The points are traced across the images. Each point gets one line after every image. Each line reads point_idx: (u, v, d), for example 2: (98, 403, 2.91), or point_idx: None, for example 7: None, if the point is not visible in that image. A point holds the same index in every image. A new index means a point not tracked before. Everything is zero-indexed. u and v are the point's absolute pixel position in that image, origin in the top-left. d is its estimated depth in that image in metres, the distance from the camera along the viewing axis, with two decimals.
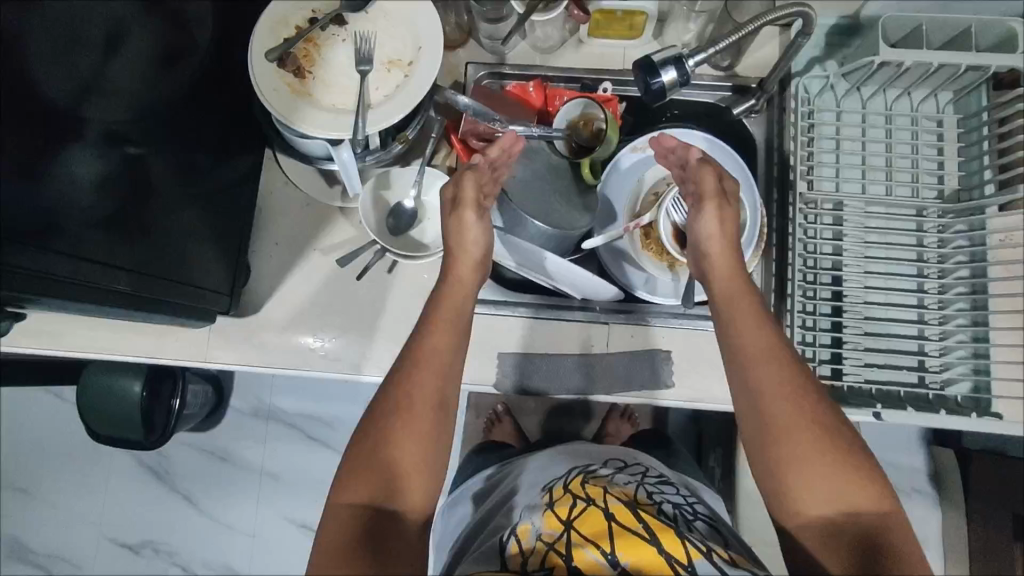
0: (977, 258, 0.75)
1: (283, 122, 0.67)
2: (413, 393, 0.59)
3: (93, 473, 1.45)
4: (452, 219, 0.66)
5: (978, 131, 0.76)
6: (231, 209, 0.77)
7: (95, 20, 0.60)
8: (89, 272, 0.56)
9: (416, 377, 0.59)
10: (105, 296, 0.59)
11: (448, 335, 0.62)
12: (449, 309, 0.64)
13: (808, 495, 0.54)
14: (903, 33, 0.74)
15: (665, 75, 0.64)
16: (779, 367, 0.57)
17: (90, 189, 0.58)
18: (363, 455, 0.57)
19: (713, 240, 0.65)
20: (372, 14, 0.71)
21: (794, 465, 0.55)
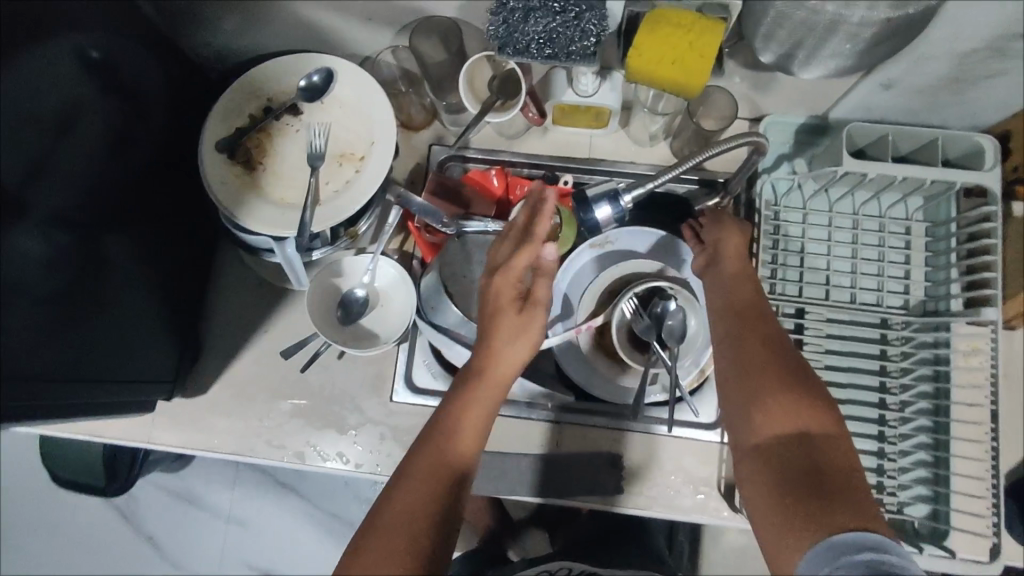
0: (941, 377, 0.72)
1: (229, 215, 0.66)
2: (434, 464, 0.55)
3: (42, 523, 1.35)
4: (513, 320, 0.60)
5: (945, 240, 0.74)
6: (180, 289, 0.76)
7: (51, 99, 0.58)
8: (12, 388, 0.54)
9: (461, 421, 0.57)
10: (27, 409, 0.57)
11: (478, 419, 0.58)
12: (480, 397, 0.59)
13: (765, 424, 0.54)
14: (869, 140, 0.72)
15: (598, 208, 0.64)
16: (757, 320, 0.60)
17: (40, 290, 0.56)
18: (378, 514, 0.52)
19: (722, 246, 0.67)
20: (327, 104, 0.70)
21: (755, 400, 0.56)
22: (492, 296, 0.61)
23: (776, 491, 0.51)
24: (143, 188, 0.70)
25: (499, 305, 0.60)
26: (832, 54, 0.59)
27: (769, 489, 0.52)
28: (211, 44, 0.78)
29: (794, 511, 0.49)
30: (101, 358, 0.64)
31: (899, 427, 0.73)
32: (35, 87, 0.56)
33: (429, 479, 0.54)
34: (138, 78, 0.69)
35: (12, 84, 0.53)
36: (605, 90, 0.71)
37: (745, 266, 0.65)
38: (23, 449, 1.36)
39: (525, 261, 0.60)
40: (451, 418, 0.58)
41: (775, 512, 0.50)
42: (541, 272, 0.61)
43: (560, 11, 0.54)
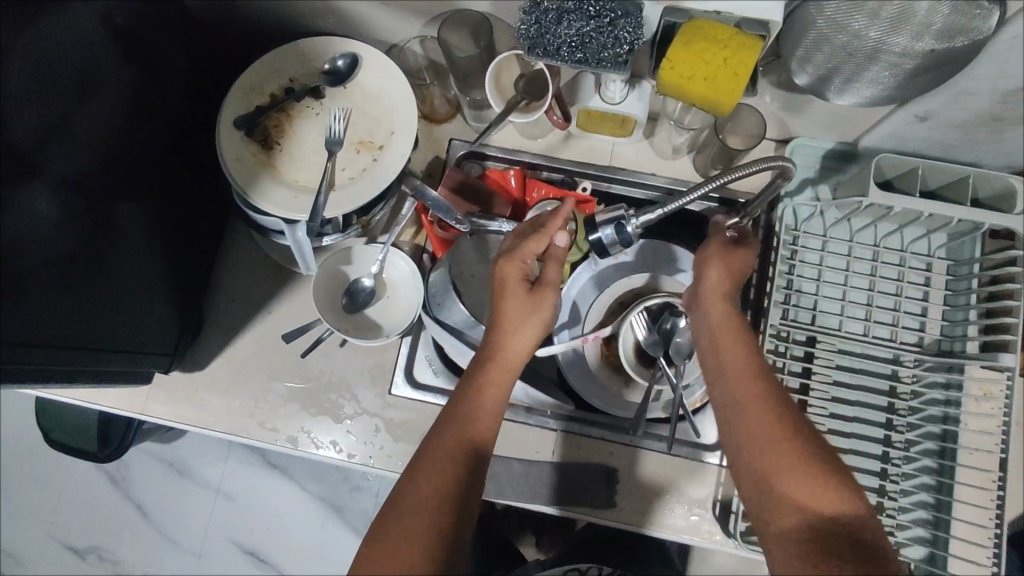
0: (950, 419, 0.71)
1: (241, 193, 0.65)
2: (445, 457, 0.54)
3: (32, 481, 1.36)
4: (522, 300, 0.59)
5: (966, 280, 0.73)
6: (186, 262, 0.75)
7: (72, 64, 0.58)
8: (13, 353, 0.54)
9: (475, 407, 0.56)
10: (32, 373, 0.57)
11: (489, 407, 0.57)
12: (490, 385, 0.57)
13: (789, 497, 0.49)
14: (898, 172, 0.70)
15: (602, 233, 0.57)
16: (751, 369, 0.54)
17: (49, 248, 0.56)
18: (393, 510, 0.52)
19: (722, 270, 0.58)
20: (350, 90, 0.69)
21: (756, 453, 0.51)
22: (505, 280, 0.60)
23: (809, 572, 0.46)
24: (158, 161, 0.70)
25: (512, 292, 0.59)
26: (869, 82, 0.58)
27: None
28: (238, 21, 0.77)
29: None
30: (106, 324, 0.64)
31: (902, 466, 0.71)
32: (47, 54, 0.55)
33: (441, 467, 0.53)
34: (161, 49, 0.68)
35: (22, 47, 0.53)
36: (631, 99, 0.69)
37: (725, 297, 0.58)
38: (22, 405, 1.37)
39: (535, 247, 0.60)
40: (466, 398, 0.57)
41: None
42: (552, 256, 0.60)
43: (595, 16, 0.53)
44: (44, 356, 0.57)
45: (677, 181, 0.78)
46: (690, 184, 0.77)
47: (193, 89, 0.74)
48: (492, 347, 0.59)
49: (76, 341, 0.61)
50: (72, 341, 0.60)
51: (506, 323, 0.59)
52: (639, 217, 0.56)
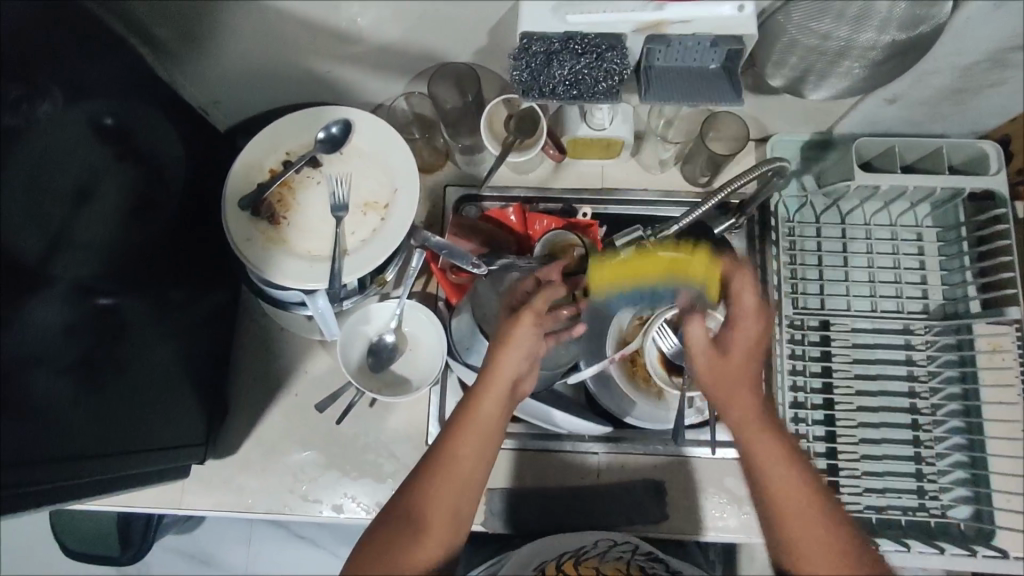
0: (968, 377, 0.74)
1: (258, 271, 0.66)
2: (432, 507, 0.53)
3: None
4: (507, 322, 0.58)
5: (957, 244, 0.76)
6: (203, 347, 0.75)
7: (70, 173, 0.55)
8: (42, 472, 0.52)
9: (453, 452, 0.54)
10: (59, 487, 0.55)
11: (471, 452, 0.54)
12: (472, 429, 0.54)
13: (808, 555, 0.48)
14: (876, 152, 0.74)
15: None
16: (762, 432, 0.51)
17: (59, 360, 0.54)
18: (372, 544, 0.52)
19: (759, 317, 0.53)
20: (347, 155, 0.70)
21: (806, 554, 0.48)
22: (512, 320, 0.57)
23: None
24: (162, 249, 0.69)
25: (516, 331, 0.56)
26: (842, 76, 0.61)
27: None
28: (222, 103, 0.79)
29: None
30: (129, 425, 0.63)
31: (933, 431, 0.73)
32: (64, 154, 0.55)
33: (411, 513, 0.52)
34: (158, 143, 0.68)
35: (35, 162, 0.51)
36: (617, 122, 0.72)
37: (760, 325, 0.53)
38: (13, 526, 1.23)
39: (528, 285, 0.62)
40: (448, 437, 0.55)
41: None
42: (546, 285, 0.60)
43: (583, 53, 0.56)
44: (67, 474, 0.55)
45: (671, 192, 0.80)
46: (683, 192, 0.80)
47: (190, 175, 0.74)
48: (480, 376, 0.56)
49: (96, 448, 0.59)
50: (91, 449, 0.58)
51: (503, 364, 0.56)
52: None
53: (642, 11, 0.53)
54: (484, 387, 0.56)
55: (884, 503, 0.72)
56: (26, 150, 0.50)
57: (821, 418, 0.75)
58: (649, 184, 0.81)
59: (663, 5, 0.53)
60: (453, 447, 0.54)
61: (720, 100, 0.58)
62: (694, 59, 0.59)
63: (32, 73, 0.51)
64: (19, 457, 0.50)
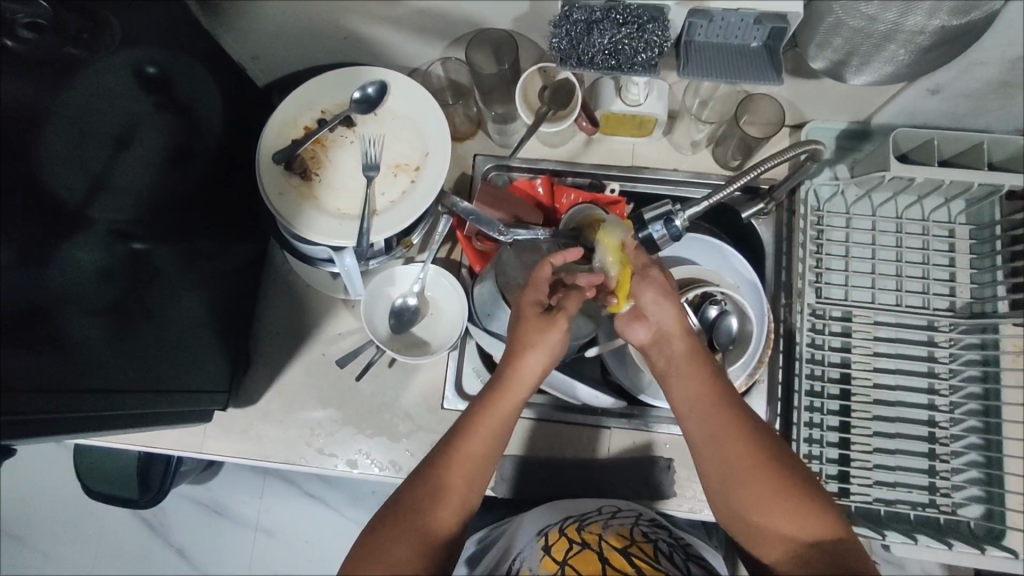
0: (990, 378, 0.73)
1: (287, 225, 0.67)
2: (450, 478, 0.58)
3: (63, 537, 1.28)
4: (533, 324, 0.59)
5: (990, 242, 0.75)
6: (230, 298, 0.77)
7: (111, 116, 0.57)
8: (73, 404, 0.54)
9: (469, 437, 0.59)
10: (89, 423, 0.57)
11: (485, 445, 0.59)
12: (491, 416, 0.59)
13: (727, 460, 0.56)
14: (915, 144, 0.73)
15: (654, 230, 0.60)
16: (681, 358, 0.60)
17: (92, 301, 0.55)
18: (392, 512, 0.56)
19: (649, 276, 0.61)
20: (380, 116, 0.71)
21: (734, 475, 0.56)
22: (525, 321, 0.60)
23: (782, 508, 0.54)
24: (195, 200, 0.71)
25: (544, 334, 0.59)
26: (886, 62, 0.59)
27: (781, 516, 0.53)
28: (260, 59, 0.79)
29: (800, 529, 0.53)
30: (157, 367, 0.65)
31: (950, 429, 0.73)
32: (104, 96, 0.56)
33: (431, 485, 0.57)
34: (196, 94, 0.69)
35: (73, 101, 0.52)
36: (653, 99, 0.71)
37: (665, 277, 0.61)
38: (41, 462, 1.28)
39: (539, 290, 0.60)
40: (468, 422, 0.59)
41: (793, 536, 0.53)
42: (541, 283, 0.60)
43: (623, 24, 0.55)
44: (97, 409, 0.57)
45: (701, 174, 0.80)
46: (712, 175, 0.80)
47: (226, 129, 0.75)
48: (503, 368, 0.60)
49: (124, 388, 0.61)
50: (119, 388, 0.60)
51: (521, 370, 0.59)
52: (687, 210, 0.59)
53: None
54: (499, 391, 0.60)
55: (893, 497, 0.72)
56: (67, 90, 0.51)
57: (836, 409, 0.75)
58: (680, 164, 0.80)
59: None
60: (471, 434, 0.58)
61: (757, 80, 0.58)
62: (735, 35, 0.59)
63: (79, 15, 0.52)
64: (53, 385, 0.52)
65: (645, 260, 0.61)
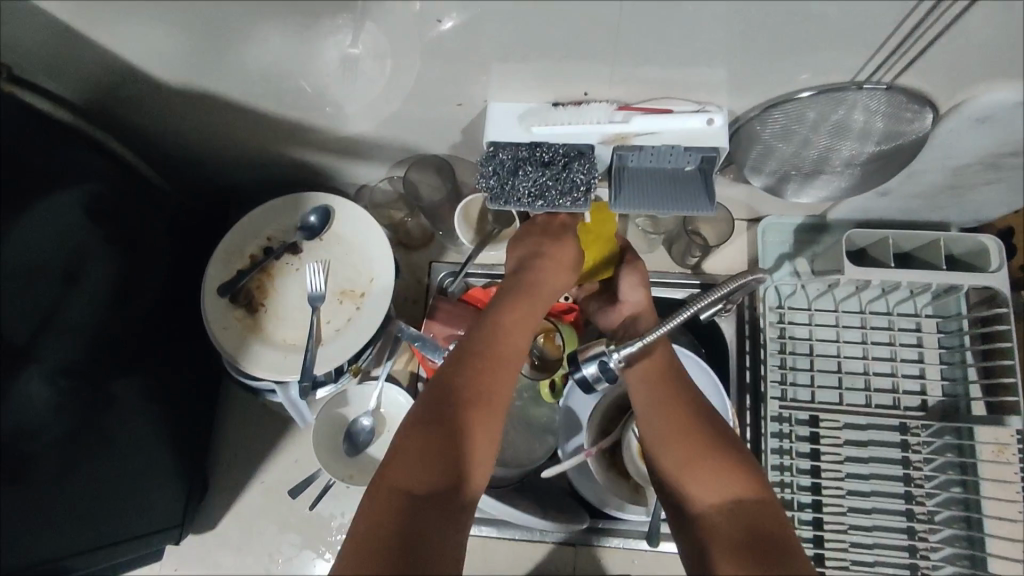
0: (969, 485, 0.70)
1: (233, 361, 0.66)
2: (487, 387, 0.54)
3: None
4: (571, 248, 0.62)
5: (958, 337, 0.73)
6: (186, 423, 0.75)
7: (58, 256, 0.56)
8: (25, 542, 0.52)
9: (502, 340, 0.57)
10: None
11: (515, 348, 0.58)
12: (517, 323, 0.59)
13: (667, 427, 0.55)
14: (870, 241, 0.72)
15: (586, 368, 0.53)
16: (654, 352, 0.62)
17: (51, 429, 0.54)
18: (427, 412, 0.52)
19: (635, 266, 0.69)
20: (325, 240, 0.71)
21: (671, 436, 0.55)
22: (562, 242, 0.63)
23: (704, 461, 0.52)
24: (150, 330, 0.70)
25: (574, 253, 0.63)
26: (824, 178, 0.59)
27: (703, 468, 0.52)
28: (211, 181, 0.80)
29: (716, 486, 0.50)
30: (108, 503, 0.63)
31: (929, 539, 0.70)
32: (49, 238, 0.55)
33: (466, 378, 0.54)
34: (143, 228, 0.69)
35: (21, 259, 0.52)
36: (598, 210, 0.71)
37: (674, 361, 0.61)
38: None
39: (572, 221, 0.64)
40: (495, 327, 0.58)
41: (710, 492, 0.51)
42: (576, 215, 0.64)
43: (548, 162, 0.55)
44: (47, 542, 0.55)
45: (658, 273, 0.79)
46: (668, 274, 0.79)
47: (178, 254, 0.75)
48: (532, 276, 0.61)
49: (75, 526, 0.59)
50: (70, 527, 0.58)
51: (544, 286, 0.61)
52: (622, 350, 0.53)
53: (607, 122, 0.53)
54: (517, 314, 0.59)
55: None
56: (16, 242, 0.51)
57: (809, 520, 0.71)
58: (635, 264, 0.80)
59: (629, 116, 0.53)
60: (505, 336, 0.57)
61: (689, 209, 0.57)
62: (668, 161, 0.58)
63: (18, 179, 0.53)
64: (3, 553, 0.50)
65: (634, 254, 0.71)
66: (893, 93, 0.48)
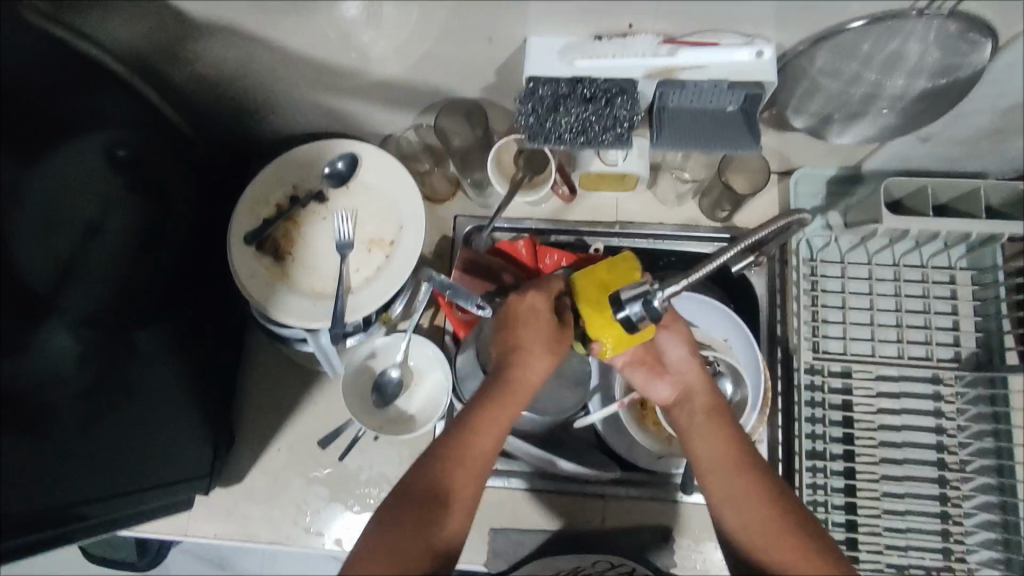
0: (1001, 434, 0.71)
1: (261, 309, 0.65)
2: (450, 490, 0.52)
3: None
4: (548, 327, 0.58)
5: (993, 289, 0.73)
6: (211, 376, 0.75)
7: (86, 205, 0.56)
8: (45, 495, 0.52)
9: (477, 435, 0.54)
10: (62, 531, 0.55)
11: (487, 455, 0.54)
12: (493, 423, 0.55)
13: (743, 512, 0.53)
14: (907, 191, 0.70)
15: (631, 309, 0.53)
16: (712, 418, 0.59)
17: (75, 382, 0.54)
18: (389, 525, 0.49)
19: (676, 326, 0.63)
20: (352, 189, 0.69)
21: (751, 522, 0.53)
22: (536, 321, 0.58)
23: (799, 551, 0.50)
24: (175, 280, 0.69)
25: (548, 330, 0.58)
26: (871, 118, 0.58)
27: (794, 557, 0.50)
28: (233, 132, 0.79)
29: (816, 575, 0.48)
30: (136, 454, 0.62)
31: (961, 488, 0.70)
32: (76, 185, 0.55)
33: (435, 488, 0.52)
34: (166, 175, 0.68)
35: (42, 199, 0.51)
36: (632, 158, 0.69)
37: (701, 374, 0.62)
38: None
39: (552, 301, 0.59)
40: (463, 429, 0.54)
41: None
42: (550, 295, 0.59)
43: (591, 99, 0.54)
44: (75, 500, 0.55)
45: (689, 226, 0.77)
46: (699, 227, 0.77)
47: (201, 204, 0.73)
48: (509, 371, 0.57)
49: (100, 482, 0.58)
50: (94, 483, 0.57)
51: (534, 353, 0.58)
52: (666, 289, 0.52)
53: (653, 55, 0.51)
54: (495, 412, 0.55)
55: (905, 563, 0.69)
56: (37, 180, 0.50)
57: (840, 470, 0.72)
58: (666, 215, 0.78)
59: (676, 49, 0.51)
60: (483, 432, 0.54)
61: (734, 149, 0.55)
62: (710, 100, 0.57)
63: (37, 112, 0.52)
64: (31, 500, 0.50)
65: (675, 312, 0.64)
66: (951, 20, 0.47)
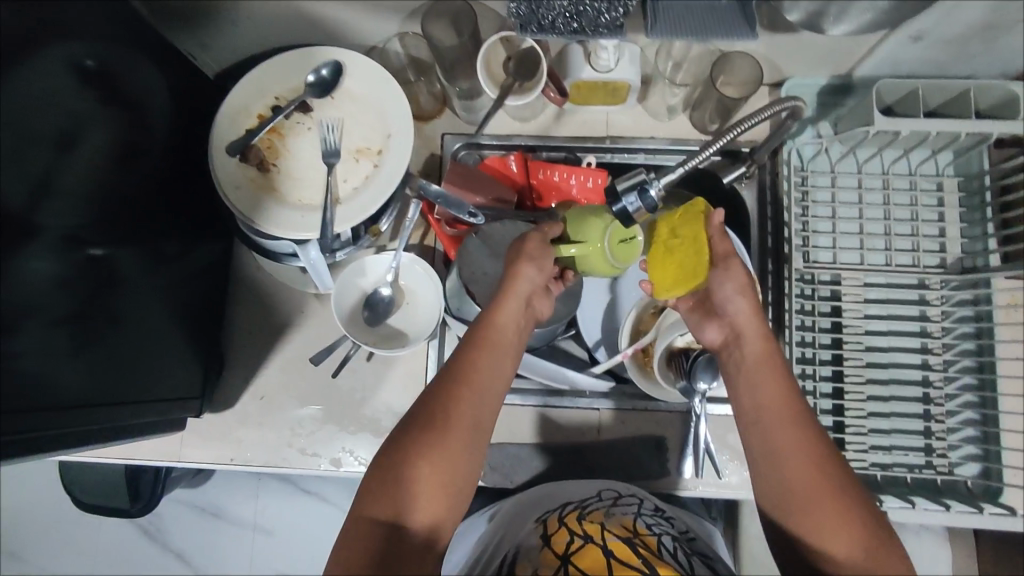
0: (983, 334, 0.72)
1: (247, 221, 0.63)
2: (452, 414, 0.51)
3: (58, 543, 1.20)
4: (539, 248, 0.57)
5: (979, 195, 0.73)
6: (198, 298, 0.73)
7: (48, 116, 0.51)
8: (44, 421, 0.50)
9: (471, 362, 0.53)
10: (79, 436, 0.55)
11: (486, 380, 0.53)
12: (487, 351, 0.54)
13: (782, 463, 0.49)
14: (898, 95, 0.70)
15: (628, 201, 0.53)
16: (764, 363, 0.53)
17: (53, 310, 0.52)
18: (392, 462, 0.48)
19: (730, 270, 0.54)
20: (337, 99, 0.67)
21: (777, 473, 0.49)
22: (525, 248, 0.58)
23: (828, 501, 0.47)
24: (155, 200, 0.66)
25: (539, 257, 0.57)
26: (865, 9, 0.57)
27: (823, 511, 0.47)
28: (210, 47, 0.75)
29: (844, 534, 0.46)
30: (128, 373, 0.61)
31: (944, 388, 0.72)
32: (41, 99, 0.51)
33: (434, 420, 0.50)
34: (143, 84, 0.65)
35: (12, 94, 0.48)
36: (624, 63, 0.68)
37: (755, 311, 0.55)
38: (25, 476, 1.19)
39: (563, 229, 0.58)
40: (458, 364, 0.54)
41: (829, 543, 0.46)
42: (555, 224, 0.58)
43: None
44: (77, 425, 0.54)
45: (679, 139, 0.76)
46: (691, 140, 0.76)
47: (182, 120, 0.71)
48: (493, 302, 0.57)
49: (96, 402, 0.57)
50: (90, 402, 0.56)
51: (475, 375, 0.53)
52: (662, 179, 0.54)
53: None
54: (478, 343, 0.54)
55: (889, 461, 0.71)
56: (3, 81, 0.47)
57: (828, 375, 0.73)
58: (658, 128, 0.77)
59: None
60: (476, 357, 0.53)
61: (731, 36, 0.54)
62: None
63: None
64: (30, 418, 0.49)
65: (728, 248, 0.55)
66: None
